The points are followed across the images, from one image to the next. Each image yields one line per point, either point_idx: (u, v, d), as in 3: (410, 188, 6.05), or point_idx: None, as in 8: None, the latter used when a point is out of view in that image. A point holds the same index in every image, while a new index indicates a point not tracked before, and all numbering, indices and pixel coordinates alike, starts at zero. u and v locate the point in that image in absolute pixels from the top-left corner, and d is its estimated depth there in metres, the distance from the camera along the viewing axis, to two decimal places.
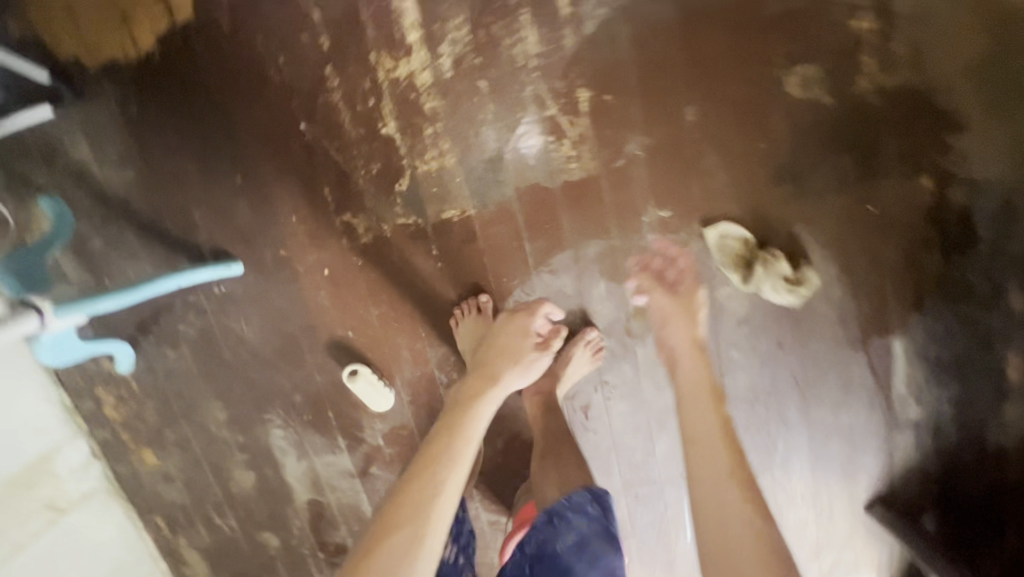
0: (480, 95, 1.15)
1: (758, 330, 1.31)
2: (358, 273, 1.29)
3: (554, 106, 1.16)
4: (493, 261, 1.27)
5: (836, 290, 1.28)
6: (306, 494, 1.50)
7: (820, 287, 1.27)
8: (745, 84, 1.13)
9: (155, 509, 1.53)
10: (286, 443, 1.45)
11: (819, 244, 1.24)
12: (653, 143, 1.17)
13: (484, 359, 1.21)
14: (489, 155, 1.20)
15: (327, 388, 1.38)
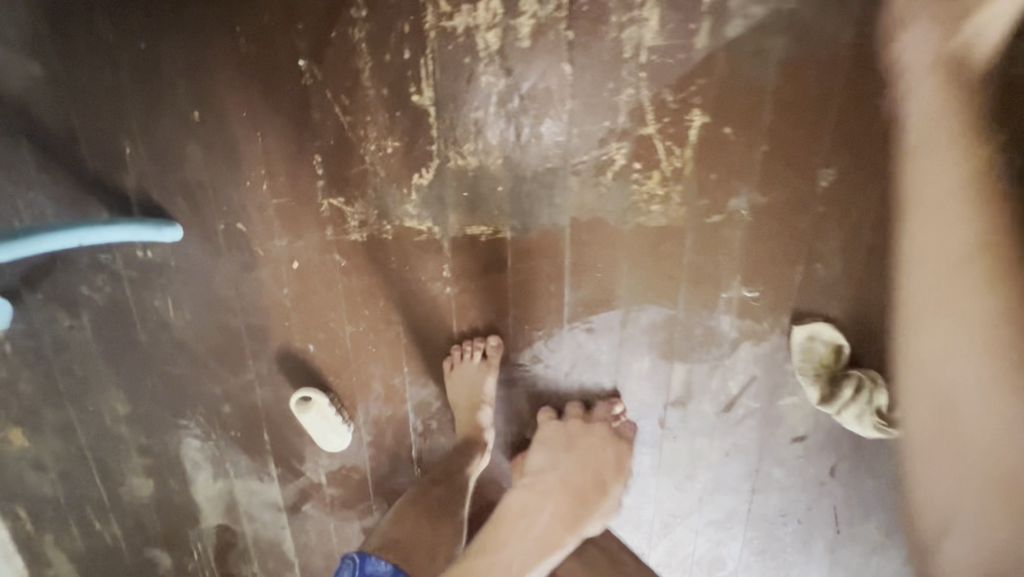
0: (559, 84, 0.83)
1: (814, 454, 1.05)
2: (338, 277, 0.96)
3: (655, 124, 0.84)
4: (518, 301, 0.97)
5: None
6: (217, 517, 1.21)
7: None
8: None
9: (16, 498, 1.21)
10: (201, 456, 1.15)
11: None
12: (767, 205, 0.88)
13: (564, 470, 0.98)
14: (550, 167, 0.88)
15: (269, 405, 1.08)
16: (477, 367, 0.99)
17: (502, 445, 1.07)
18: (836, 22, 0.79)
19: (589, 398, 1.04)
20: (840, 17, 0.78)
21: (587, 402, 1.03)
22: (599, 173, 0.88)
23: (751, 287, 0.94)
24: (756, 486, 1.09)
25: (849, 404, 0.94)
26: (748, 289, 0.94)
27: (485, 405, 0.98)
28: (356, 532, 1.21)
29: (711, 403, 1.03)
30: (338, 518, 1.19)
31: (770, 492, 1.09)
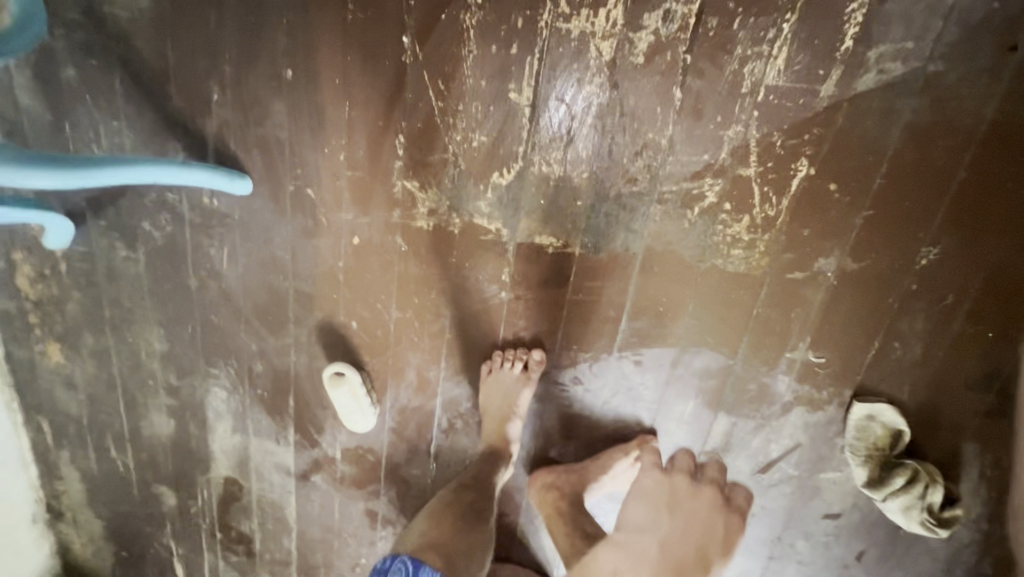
0: (665, 107, 0.79)
1: (844, 535, 0.98)
2: (395, 260, 0.95)
3: (756, 166, 0.80)
4: (572, 319, 0.94)
5: (974, 540, 0.93)
6: (227, 469, 1.22)
7: (962, 529, 0.92)
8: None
9: (44, 410, 1.24)
10: (224, 408, 1.15)
11: (989, 481, 0.89)
12: (858, 273, 0.83)
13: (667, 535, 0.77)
14: (635, 190, 0.84)
15: (300, 372, 1.07)
16: (517, 378, 0.96)
17: (524, 459, 1.04)
18: (975, 94, 0.73)
19: (621, 431, 1.00)
20: (981, 90, 0.73)
21: (620, 434, 1.00)
22: (686, 206, 0.83)
23: (818, 352, 0.89)
24: (771, 552, 1.03)
25: (901, 494, 0.88)
26: (814, 354, 0.89)
27: (516, 417, 0.97)
28: (359, 511, 1.20)
29: (747, 463, 0.98)
30: (344, 495, 1.19)
31: (786, 561, 1.03)
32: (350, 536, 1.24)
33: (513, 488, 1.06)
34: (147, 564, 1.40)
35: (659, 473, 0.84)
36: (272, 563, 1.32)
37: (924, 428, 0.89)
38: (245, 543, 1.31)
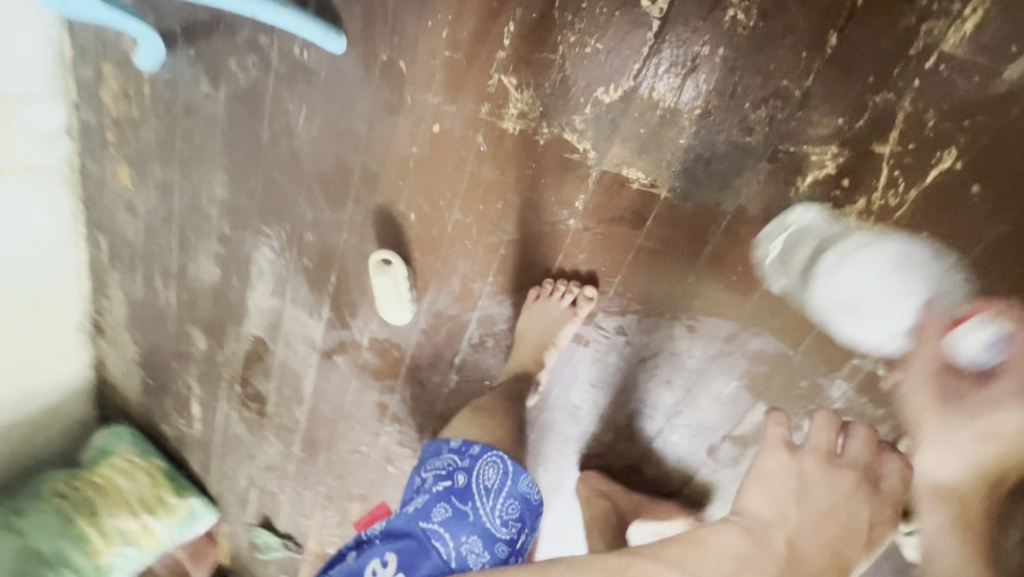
0: (813, 54, 0.69)
1: None
2: (469, 159, 0.90)
3: (895, 144, 0.70)
4: (634, 266, 0.88)
5: None
6: (257, 329, 1.25)
7: None
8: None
9: (105, 229, 1.29)
10: (268, 269, 1.16)
11: None
12: (967, 294, 0.73)
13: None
14: (744, 145, 0.76)
15: (347, 252, 1.06)
16: (564, 311, 0.93)
17: (546, 393, 1.03)
18: None
19: (653, 392, 0.96)
20: None
21: (650, 395, 0.97)
22: (797, 174, 0.75)
23: (888, 367, 0.81)
24: None
25: None
26: (883, 368, 0.82)
27: (553, 348, 0.96)
28: (371, 402, 1.23)
29: None
30: (361, 382, 1.21)
31: None
32: (357, 423, 1.27)
33: (527, 419, 1.07)
34: (168, 397, 1.49)
35: (785, 451, 0.55)
36: (280, 427, 1.38)
37: None
38: (259, 402, 1.36)
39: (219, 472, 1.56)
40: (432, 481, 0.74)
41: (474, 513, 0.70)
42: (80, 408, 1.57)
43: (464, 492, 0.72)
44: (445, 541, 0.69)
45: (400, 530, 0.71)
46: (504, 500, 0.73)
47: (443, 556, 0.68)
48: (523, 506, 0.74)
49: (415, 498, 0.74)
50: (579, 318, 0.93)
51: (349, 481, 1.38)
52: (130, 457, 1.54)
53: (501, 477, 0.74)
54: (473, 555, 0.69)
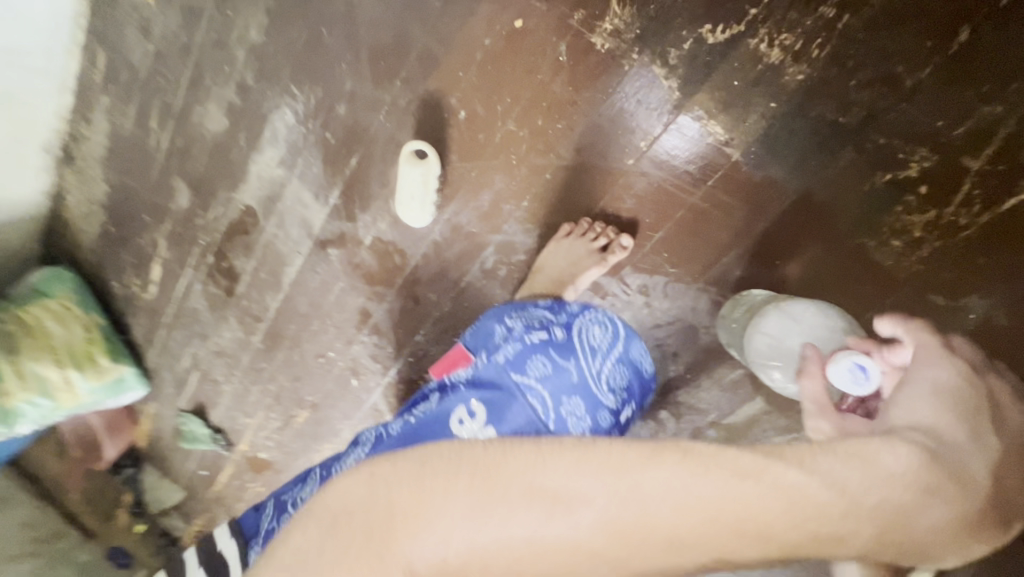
0: (939, 44, 0.66)
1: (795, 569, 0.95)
2: (542, 67, 0.84)
3: (983, 162, 0.68)
4: (679, 226, 0.84)
5: None
6: (250, 198, 1.15)
7: None
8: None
9: (107, 44, 1.15)
10: (282, 135, 1.06)
11: None
12: (1002, 334, 0.71)
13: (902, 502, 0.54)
14: (832, 126, 0.73)
15: (378, 137, 0.98)
16: (592, 253, 0.88)
17: None
18: None
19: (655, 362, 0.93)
20: None
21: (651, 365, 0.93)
22: (874, 170, 0.73)
23: None
24: None
25: None
26: None
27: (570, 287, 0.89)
28: (354, 306, 1.15)
29: None
30: (349, 283, 1.13)
31: None
32: (332, 325, 1.19)
33: None
34: (127, 251, 1.36)
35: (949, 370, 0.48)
36: (245, 311, 1.28)
37: None
38: (229, 280, 1.26)
39: (162, 346, 1.44)
40: (523, 334, 0.70)
41: (575, 370, 0.67)
42: (21, 241, 1.40)
43: (564, 348, 0.68)
44: (543, 398, 0.65)
45: (489, 379, 0.67)
46: (611, 364, 0.70)
47: (530, 405, 0.65)
48: (630, 373, 0.72)
49: (503, 348, 0.69)
50: (606, 264, 0.87)
51: (304, 385, 1.30)
52: (68, 302, 1.37)
53: (610, 340, 0.71)
54: (577, 417, 0.66)
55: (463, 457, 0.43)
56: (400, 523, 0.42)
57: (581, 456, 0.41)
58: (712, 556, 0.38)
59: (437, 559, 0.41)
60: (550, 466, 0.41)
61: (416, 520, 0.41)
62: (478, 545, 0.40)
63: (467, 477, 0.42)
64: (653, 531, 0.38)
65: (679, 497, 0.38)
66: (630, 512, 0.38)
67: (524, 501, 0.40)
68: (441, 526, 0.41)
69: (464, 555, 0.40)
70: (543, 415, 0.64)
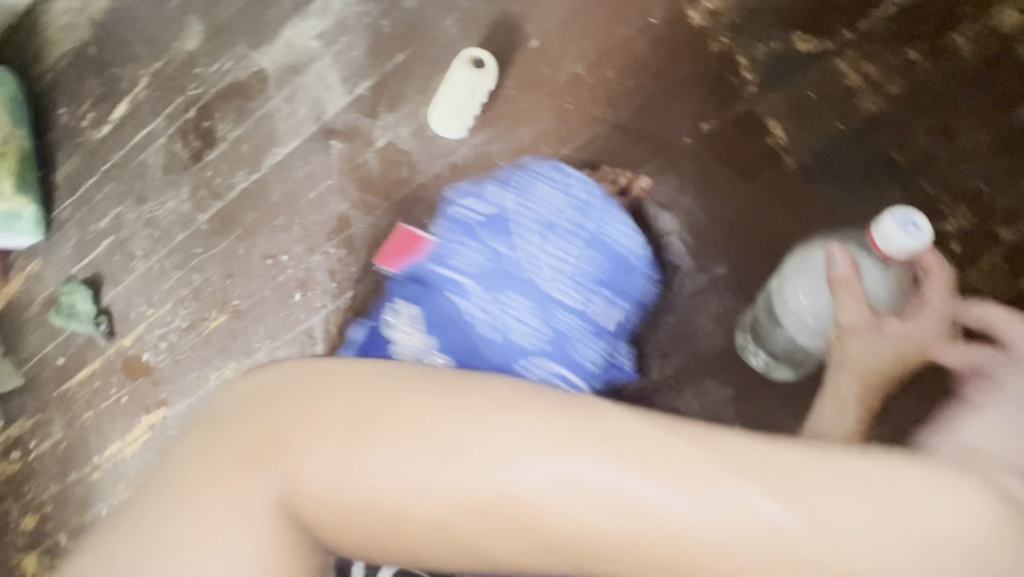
0: (998, 114, 0.71)
1: None
2: (630, 24, 0.84)
3: (1015, 235, 0.71)
4: (713, 216, 0.81)
5: None
6: (268, 62, 1.04)
7: None
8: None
9: None
10: (335, 9, 1.00)
11: None
12: None
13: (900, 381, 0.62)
14: (891, 161, 0.74)
15: (437, 42, 0.93)
16: (609, 195, 0.83)
17: None
18: None
19: None
20: None
21: None
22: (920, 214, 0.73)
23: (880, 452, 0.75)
24: None
25: None
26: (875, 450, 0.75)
27: None
28: (334, 212, 1.02)
29: None
30: (340, 184, 1.02)
31: None
32: (299, 226, 1.05)
33: None
34: (97, 79, 1.19)
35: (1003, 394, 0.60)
36: (203, 183, 1.11)
37: None
38: (202, 143, 1.11)
39: (83, 196, 1.22)
40: (470, 211, 0.81)
41: (513, 253, 0.75)
42: None
43: (505, 228, 0.77)
44: (472, 287, 0.75)
45: (425, 267, 0.78)
46: (563, 242, 0.75)
47: (449, 298, 0.75)
48: (590, 250, 0.75)
49: (453, 230, 0.79)
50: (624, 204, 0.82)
51: (234, 286, 1.11)
52: None
53: (568, 205, 0.77)
54: (524, 310, 0.74)
55: (347, 408, 0.45)
56: (269, 450, 0.45)
57: (461, 411, 0.43)
58: (593, 560, 0.40)
59: (303, 485, 0.44)
60: (429, 417, 0.43)
61: (282, 448, 0.45)
62: (333, 488, 0.43)
63: (348, 425, 0.44)
64: (536, 523, 0.40)
65: (571, 489, 0.40)
66: (507, 496, 0.41)
67: (409, 459, 0.42)
68: (303, 456, 0.44)
69: (328, 502, 0.44)
70: (466, 310, 0.74)
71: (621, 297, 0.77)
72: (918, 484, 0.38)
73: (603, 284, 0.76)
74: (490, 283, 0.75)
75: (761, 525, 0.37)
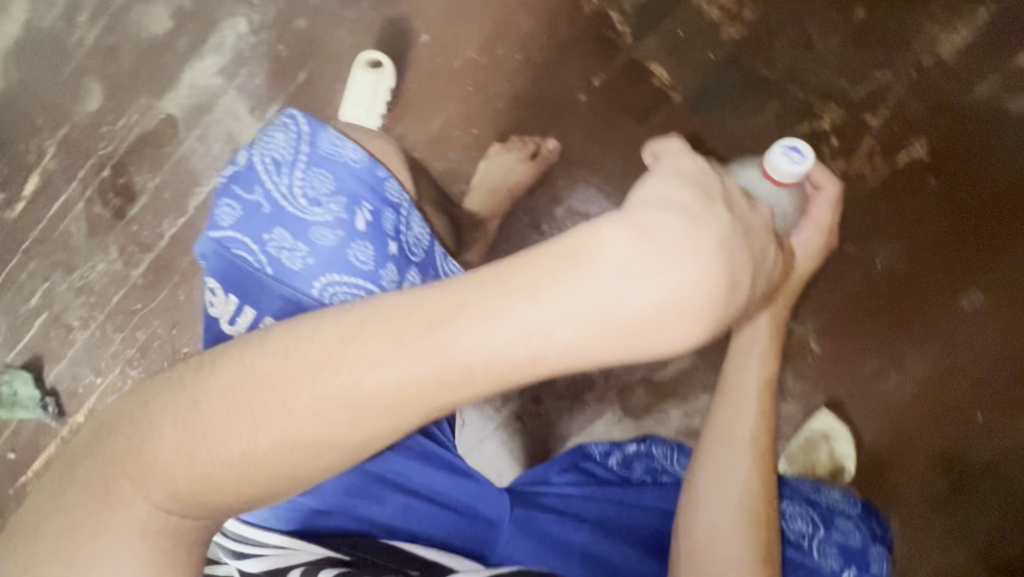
0: (840, 17, 0.80)
1: None
2: (508, 3, 0.90)
3: (880, 119, 0.80)
4: (622, 160, 0.86)
5: None
6: (174, 107, 1.06)
7: None
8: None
9: None
10: (231, 43, 1.02)
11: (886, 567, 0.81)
12: (899, 278, 0.81)
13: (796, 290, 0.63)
14: (764, 76, 0.82)
15: (335, 54, 0.97)
16: (523, 161, 0.87)
17: None
18: None
19: None
20: None
21: None
22: (800, 119, 0.81)
23: (818, 339, 0.83)
24: None
25: None
26: (813, 339, 0.83)
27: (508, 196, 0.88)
28: None
29: (677, 422, 0.89)
30: None
31: None
32: None
33: None
34: None
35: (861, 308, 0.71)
36: (131, 239, 1.10)
37: (863, 481, 0.82)
38: (122, 199, 1.10)
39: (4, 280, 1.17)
40: (227, 199, 0.56)
41: (273, 206, 0.54)
42: None
43: (252, 183, 0.55)
44: (275, 260, 0.53)
45: (218, 261, 0.55)
46: (302, 170, 0.54)
47: (269, 275, 0.54)
48: (332, 169, 0.53)
49: (219, 220, 0.55)
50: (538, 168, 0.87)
51: (184, 334, 1.09)
52: None
53: (292, 139, 0.55)
54: (286, 250, 0.53)
55: (121, 432, 0.38)
56: (108, 494, 0.37)
57: (259, 356, 0.37)
58: (433, 409, 0.37)
59: (172, 490, 0.37)
60: (231, 370, 0.37)
61: (124, 485, 0.37)
62: (199, 475, 0.36)
63: (113, 466, 0.37)
64: (359, 401, 0.35)
65: (338, 388, 0.35)
66: (296, 427, 0.36)
67: (190, 455, 0.36)
68: (152, 475, 0.36)
69: (172, 510, 0.37)
70: (290, 280, 0.53)
71: (391, 199, 0.54)
72: (639, 217, 0.35)
73: (376, 191, 0.54)
74: (278, 245, 0.53)
75: (542, 334, 0.34)
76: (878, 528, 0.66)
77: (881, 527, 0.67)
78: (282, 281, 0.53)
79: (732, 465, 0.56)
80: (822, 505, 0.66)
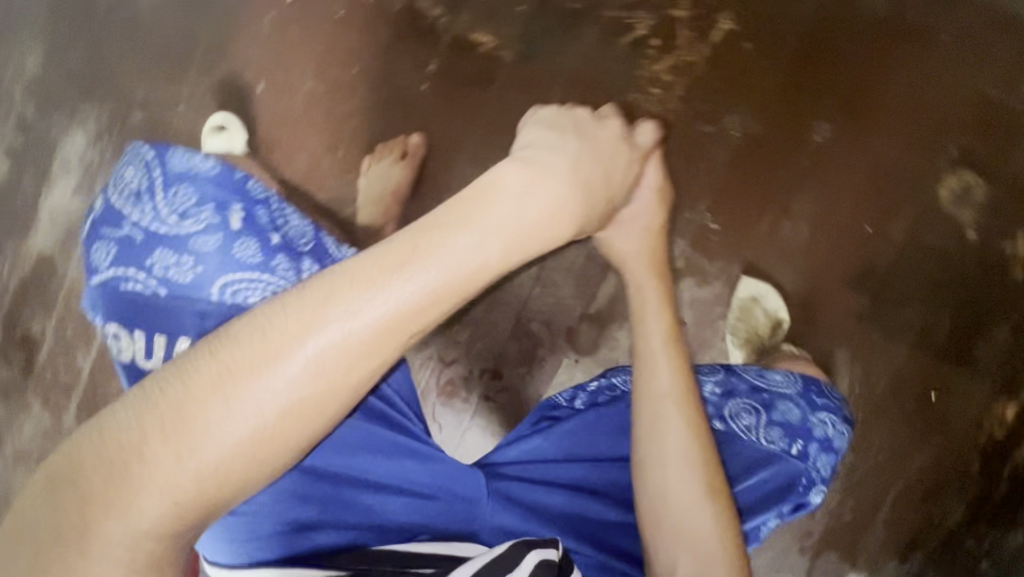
0: None
1: None
2: (326, 27, 0.93)
3: (684, 11, 0.87)
4: (483, 126, 0.89)
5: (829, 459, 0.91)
6: (45, 242, 1.02)
7: None
8: (895, 151, 0.88)
9: None
10: (76, 160, 1.00)
11: (849, 388, 0.90)
12: (758, 137, 0.88)
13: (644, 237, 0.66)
14: (575, 10, 0.88)
15: (179, 131, 0.96)
16: (396, 162, 0.90)
17: None
18: (862, 7, 0.88)
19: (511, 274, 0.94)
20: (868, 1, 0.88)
21: (507, 277, 0.94)
22: (619, 34, 0.87)
23: (714, 217, 0.89)
24: None
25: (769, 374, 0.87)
26: (710, 218, 0.89)
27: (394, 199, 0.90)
28: None
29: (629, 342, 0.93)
30: None
31: None
32: None
33: None
34: None
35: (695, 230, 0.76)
36: (49, 388, 1.05)
37: (800, 323, 0.90)
38: (27, 353, 1.05)
39: None
40: (101, 239, 0.57)
41: (146, 231, 0.54)
42: None
43: (120, 217, 0.56)
44: (166, 281, 0.54)
45: (112, 301, 0.55)
46: (163, 191, 0.55)
47: (165, 298, 0.54)
48: (192, 179, 0.55)
49: (103, 263, 0.56)
50: (414, 166, 0.90)
51: None
52: None
53: (145, 167, 0.57)
54: (171, 268, 0.53)
55: (87, 463, 0.36)
56: (99, 519, 0.36)
57: (234, 345, 0.38)
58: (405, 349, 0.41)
59: (169, 504, 0.36)
60: (210, 366, 0.37)
61: (114, 507, 0.36)
62: (197, 480, 0.36)
63: (97, 484, 0.36)
64: (348, 360, 0.38)
65: (328, 339, 0.38)
66: (292, 393, 0.37)
67: (182, 456, 0.36)
68: (141, 492, 0.36)
69: (174, 517, 0.37)
70: (189, 295, 0.53)
71: (257, 195, 0.56)
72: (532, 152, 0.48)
73: (240, 188, 0.56)
74: (164, 266, 0.54)
75: (485, 253, 0.41)
76: (830, 399, 0.65)
77: (832, 395, 0.65)
78: (181, 297, 0.53)
79: (662, 428, 0.57)
80: (766, 392, 0.62)
